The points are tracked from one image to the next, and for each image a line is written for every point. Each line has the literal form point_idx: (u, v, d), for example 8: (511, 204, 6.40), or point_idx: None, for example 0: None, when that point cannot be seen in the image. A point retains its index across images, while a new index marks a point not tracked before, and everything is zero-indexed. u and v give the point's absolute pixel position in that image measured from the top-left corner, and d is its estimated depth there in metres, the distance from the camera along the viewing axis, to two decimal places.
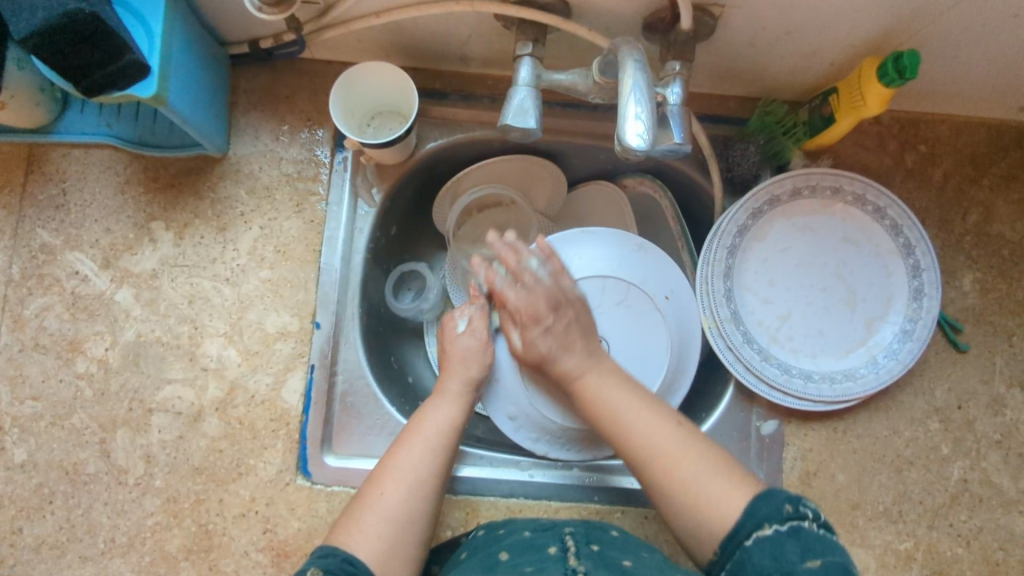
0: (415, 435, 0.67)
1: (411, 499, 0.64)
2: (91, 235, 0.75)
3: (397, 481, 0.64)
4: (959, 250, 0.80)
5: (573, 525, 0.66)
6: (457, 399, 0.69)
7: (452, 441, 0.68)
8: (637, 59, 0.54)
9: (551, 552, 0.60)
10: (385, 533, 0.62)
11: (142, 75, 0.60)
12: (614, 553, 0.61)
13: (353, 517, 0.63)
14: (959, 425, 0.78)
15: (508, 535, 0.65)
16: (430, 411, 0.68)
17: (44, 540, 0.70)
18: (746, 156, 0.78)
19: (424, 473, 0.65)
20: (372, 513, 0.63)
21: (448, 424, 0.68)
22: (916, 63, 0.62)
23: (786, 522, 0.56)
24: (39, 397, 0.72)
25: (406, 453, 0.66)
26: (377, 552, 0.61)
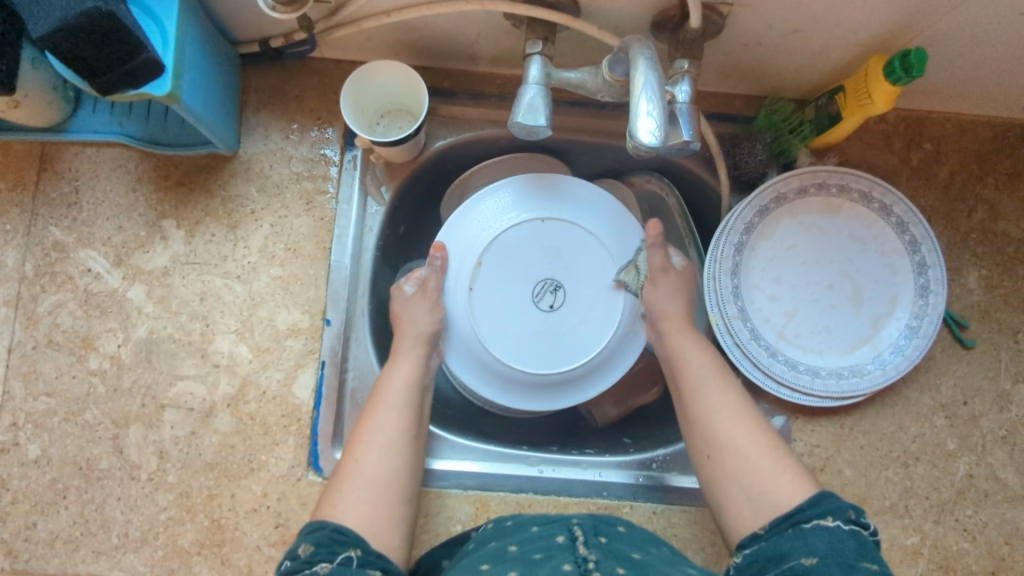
0: (381, 405, 0.68)
1: (386, 461, 0.65)
2: (103, 232, 0.76)
3: (368, 444, 0.66)
4: (965, 247, 0.81)
5: (580, 517, 0.66)
6: (414, 361, 0.71)
7: (415, 402, 0.69)
8: (648, 57, 0.55)
9: (559, 541, 0.61)
10: (369, 497, 0.63)
11: (155, 73, 0.60)
12: (621, 545, 0.62)
13: (336, 488, 0.63)
14: (965, 421, 0.78)
15: (516, 529, 0.66)
16: (390, 376, 0.70)
17: (58, 534, 0.71)
18: (753, 153, 0.78)
19: (392, 436, 0.66)
20: (352, 481, 0.63)
21: (406, 381, 0.70)
22: (924, 60, 0.63)
23: (848, 524, 0.56)
24: (53, 393, 0.73)
25: (374, 420, 0.67)
26: (359, 516, 0.61)
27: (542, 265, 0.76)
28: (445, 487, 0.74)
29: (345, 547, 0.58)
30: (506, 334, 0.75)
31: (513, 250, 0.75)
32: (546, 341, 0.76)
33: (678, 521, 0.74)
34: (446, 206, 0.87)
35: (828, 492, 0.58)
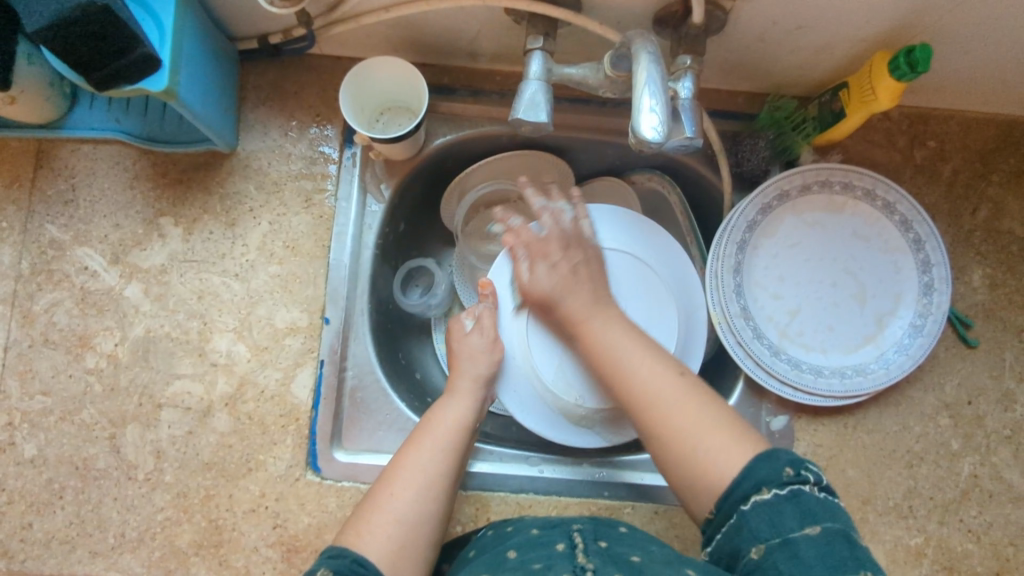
0: (424, 441, 0.67)
1: (418, 501, 0.64)
2: (100, 230, 0.75)
3: (406, 482, 0.64)
4: (969, 246, 0.80)
5: (581, 522, 0.65)
6: (468, 405, 0.70)
7: (463, 444, 0.68)
8: (650, 51, 0.54)
9: (558, 548, 0.60)
10: (395, 534, 0.62)
11: (152, 68, 0.60)
12: (621, 549, 0.61)
13: (362, 518, 0.63)
14: (969, 421, 0.78)
15: (516, 532, 0.66)
16: (440, 414, 0.69)
17: (54, 535, 0.70)
18: (756, 150, 0.78)
19: (433, 475, 0.65)
20: (382, 514, 0.63)
21: (456, 423, 0.68)
22: (929, 56, 0.62)
23: (784, 488, 0.56)
24: (49, 392, 0.72)
25: (416, 458, 0.66)
26: (385, 554, 0.61)
27: None
28: None
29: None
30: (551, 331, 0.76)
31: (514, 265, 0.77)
32: None
33: (680, 522, 0.74)
34: (446, 205, 0.87)
35: (774, 451, 0.59)
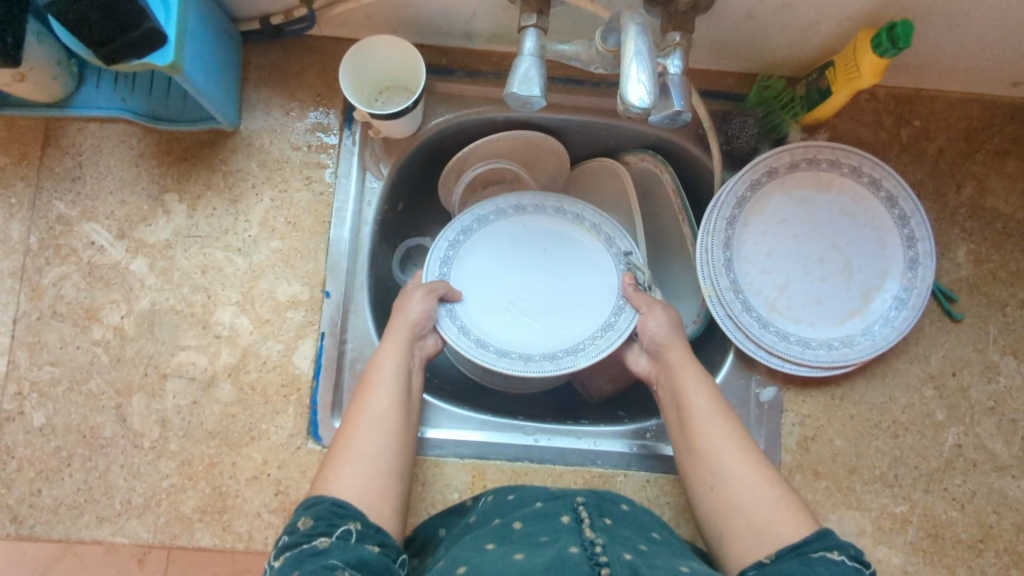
0: (371, 388, 0.69)
1: (378, 440, 0.66)
2: (107, 207, 0.77)
3: (362, 423, 0.66)
4: (954, 222, 0.82)
5: (584, 495, 0.67)
6: (399, 346, 0.72)
7: (405, 384, 0.70)
8: (638, 23, 0.55)
9: (564, 521, 0.62)
10: (361, 471, 0.63)
11: (159, 44, 0.62)
12: (624, 531, 0.63)
13: (331, 464, 0.64)
14: (954, 392, 0.80)
15: (520, 504, 0.68)
16: (380, 362, 0.70)
17: (63, 501, 0.72)
18: (745, 127, 0.79)
19: (384, 410, 0.67)
20: (345, 457, 0.64)
21: (397, 369, 0.70)
22: (910, 33, 0.64)
23: (852, 560, 0.58)
24: (57, 362, 0.74)
25: (365, 402, 0.68)
26: (355, 490, 0.62)
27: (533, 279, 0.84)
28: (441, 456, 0.76)
29: (344, 520, 0.59)
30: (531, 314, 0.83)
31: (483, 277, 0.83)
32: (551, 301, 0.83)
33: (671, 490, 0.76)
34: (444, 184, 0.89)
35: (823, 531, 0.60)
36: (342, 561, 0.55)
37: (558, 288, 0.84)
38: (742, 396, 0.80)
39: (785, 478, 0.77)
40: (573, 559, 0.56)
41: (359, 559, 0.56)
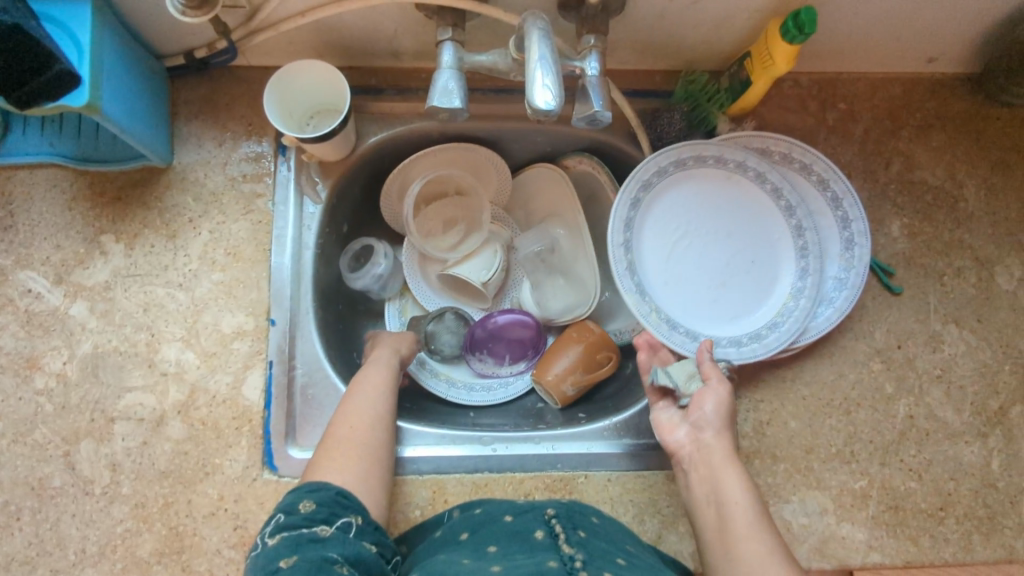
0: (359, 392, 0.74)
1: (373, 434, 0.71)
2: (42, 253, 0.76)
3: (355, 421, 0.71)
4: (886, 198, 0.84)
5: (554, 507, 0.68)
6: (387, 361, 0.78)
7: (393, 388, 0.76)
8: (541, 28, 0.56)
9: (539, 538, 0.63)
10: (360, 461, 0.68)
11: (71, 86, 0.61)
12: (600, 541, 0.64)
13: (326, 460, 0.68)
14: (901, 364, 0.81)
15: (489, 521, 0.68)
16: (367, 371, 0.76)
17: (14, 557, 0.71)
18: (673, 123, 0.81)
19: (379, 413, 0.73)
20: (343, 452, 0.68)
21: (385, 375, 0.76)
22: (814, 18, 0.66)
23: None
24: (0, 415, 0.73)
25: (354, 402, 0.72)
26: (352, 480, 0.67)
27: (683, 242, 0.83)
28: (400, 474, 0.75)
29: (347, 512, 0.63)
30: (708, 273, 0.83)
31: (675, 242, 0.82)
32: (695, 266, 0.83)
33: (632, 487, 0.76)
34: (386, 204, 0.89)
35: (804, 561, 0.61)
36: (341, 554, 0.58)
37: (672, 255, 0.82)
38: None
39: (744, 464, 0.78)
40: (553, 572, 0.57)
41: (356, 555, 0.59)
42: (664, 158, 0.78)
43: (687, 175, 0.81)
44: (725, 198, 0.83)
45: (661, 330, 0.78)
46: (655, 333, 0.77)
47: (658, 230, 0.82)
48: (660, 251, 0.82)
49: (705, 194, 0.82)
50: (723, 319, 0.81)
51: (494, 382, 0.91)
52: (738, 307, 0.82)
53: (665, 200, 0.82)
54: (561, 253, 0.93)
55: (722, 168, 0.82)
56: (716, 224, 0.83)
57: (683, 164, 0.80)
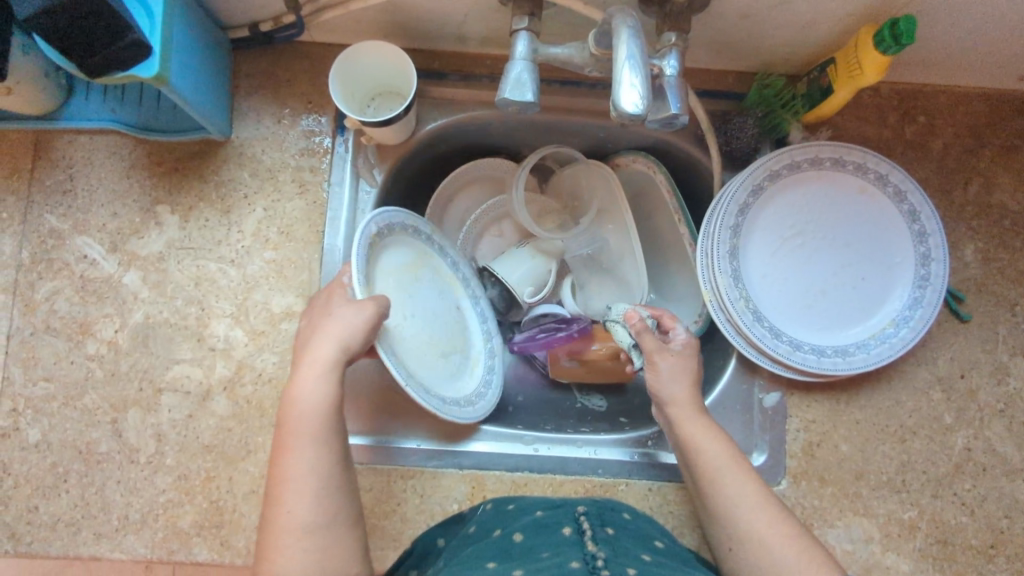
0: (295, 437, 0.61)
1: (317, 501, 0.59)
2: (98, 219, 0.76)
3: (295, 488, 0.59)
4: (961, 220, 0.80)
5: (585, 505, 0.67)
6: (316, 380, 0.62)
7: (332, 423, 0.62)
8: (631, 26, 0.54)
9: (566, 534, 0.61)
10: (310, 544, 0.58)
11: (142, 55, 0.61)
12: (626, 541, 0.62)
13: (269, 547, 0.58)
14: (963, 395, 0.78)
15: (520, 514, 0.67)
16: (296, 402, 0.62)
17: (60, 517, 0.72)
18: (745, 128, 0.77)
19: (320, 465, 0.60)
20: (286, 535, 0.58)
21: (320, 404, 0.62)
22: (913, 29, 0.62)
23: None
24: (52, 378, 0.74)
25: (291, 456, 0.60)
26: (312, 561, 0.58)
27: (824, 248, 0.79)
28: (440, 467, 0.75)
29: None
30: (801, 281, 0.79)
31: (776, 243, 0.79)
32: (842, 272, 0.79)
33: (674, 499, 0.75)
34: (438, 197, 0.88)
35: None
36: None
37: (820, 258, 0.79)
38: (746, 402, 0.78)
39: (790, 485, 0.76)
40: (574, 572, 0.55)
41: None
42: (794, 153, 0.76)
43: (792, 181, 0.78)
44: (849, 207, 0.78)
45: (745, 319, 0.75)
46: (737, 319, 0.75)
47: (773, 224, 0.78)
48: (769, 247, 0.79)
49: (801, 200, 0.78)
50: (816, 330, 0.77)
51: (450, 398, 0.75)
52: (829, 319, 0.78)
53: (787, 195, 0.78)
54: (607, 254, 0.90)
55: (805, 178, 0.78)
56: (831, 231, 0.79)
57: (759, 187, 0.77)
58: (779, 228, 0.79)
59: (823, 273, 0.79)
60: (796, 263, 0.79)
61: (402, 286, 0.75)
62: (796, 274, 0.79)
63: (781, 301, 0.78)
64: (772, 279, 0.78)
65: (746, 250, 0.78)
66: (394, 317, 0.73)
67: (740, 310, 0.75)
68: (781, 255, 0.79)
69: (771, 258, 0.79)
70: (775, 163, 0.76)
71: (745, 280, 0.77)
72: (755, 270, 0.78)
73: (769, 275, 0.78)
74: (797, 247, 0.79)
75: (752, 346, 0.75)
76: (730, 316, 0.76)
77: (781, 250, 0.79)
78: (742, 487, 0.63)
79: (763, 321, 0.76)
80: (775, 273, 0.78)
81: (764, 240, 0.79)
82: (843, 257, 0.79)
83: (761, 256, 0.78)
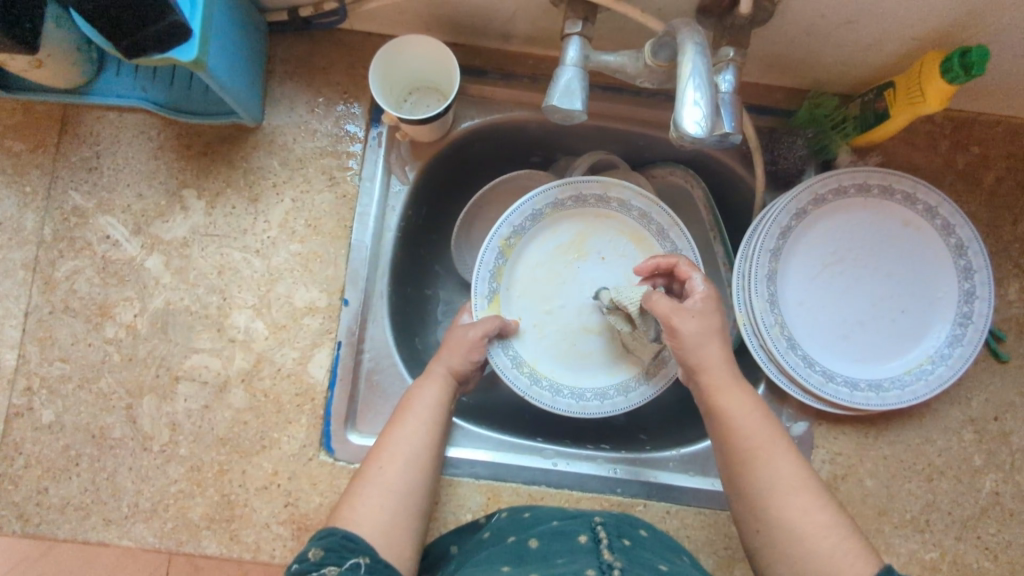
0: (405, 415, 0.67)
1: (407, 472, 0.63)
2: (124, 200, 0.75)
3: (394, 451, 0.64)
4: (1007, 258, 0.78)
5: (602, 515, 0.64)
6: (443, 381, 0.69)
7: (441, 421, 0.67)
8: (697, 43, 0.52)
9: (581, 542, 0.59)
10: (388, 505, 0.61)
11: (181, 37, 0.58)
12: (645, 553, 0.60)
13: (354, 492, 0.62)
14: (994, 437, 0.76)
15: (536, 522, 0.65)
16: (419, 390, 0.68)
17: (69, 501, 0.71)
18: (793, 148, 0.75)
19: (417, 449, 0.65)
20: (372, 487, 0.62)
21: (436, 399, 0.68)
22: (985, 60, 0.59)
23: None
24: (68, 359, 0.73)
25: (399, 428, 0.66)
26: (379, 527, 0.60)
27: (865, 278, 0.77)
28: (456, 475, 0.73)
29: (354, 554, 0.57)
30: (839, 310, 0.76)
31: (816, 269, 0.76)
32: (881, 304, 0.76)
33: (691, 523, 0.73)
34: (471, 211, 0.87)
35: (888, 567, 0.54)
36: None
37: (860, 288, 0.77)
38: None
39: None
40: None
41: None
42: (841, 178, 0.73)
43: (838, 206, 0.75)
44: (894, 238, 0.76)
45: (778, 347, 0.73)
46: (771, 346, 0.73)
47: (814, 250, 0.76)
48: (809, 272, 0.76)
49: (846, 226, 0.76)
50: (850, 362, 0.75)
51: (586, 392, 0.76)
52: (864, 351, 0.75)
53: (831, 220, 0.76)
54: None
55: (851, 204, 0.75)
56: (873, 261, 0.76)
57: (803, 211, 0.74)
58: (821, 253, 0.76)
59: (862, 304, 0.76)
60: (835, 290, 0.77)
61: (555, 273, 0.79)
62: (833, 302, 0.76)
63: (817, 329, 0.76)
64: (809, 306, 0.76)
65: (784, 275, 0.75)
66: (533, 311, 0.79)
67: (774, 337, 0.73)
68: (820, 281, 0.76)
69: (809, 284, 0.76)
70: (821, 187, 0.74)
71: (781, 305, 0.75)
72: (792, 294, 0.76)
73: (806, 301, 0.76)
74: (838, 274, 0.77)
75: (784, 374, 0.74)
76: (763, 342, 0.74)
77: (820, 276, 0.76)
78: (778, 469, 0.58)
79: (797, 349, 0.74)
80: (813, 300, 0.76)
81: (805, 265, 0.76)
82: (884, 289, 0.76)
83: (800, 281, 0.76)
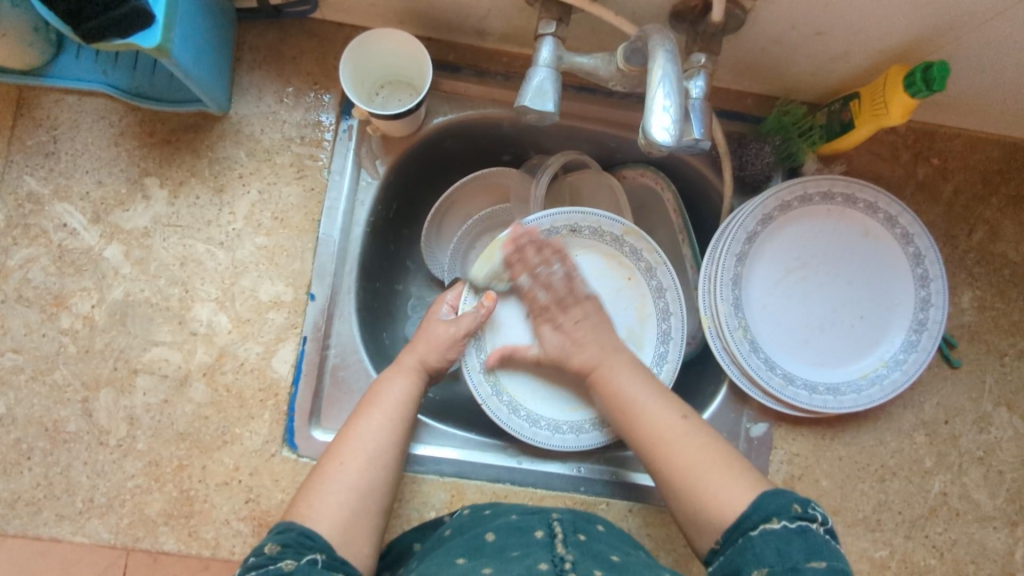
0: (371, 410, 0.66)
1: (372, 470, 0.63)
2: (82, 186, 0.72)
3: (356, 448, 0.64)
4: (962, 267, 0.80)
5: (560, 511, 0.65)
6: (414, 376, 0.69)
7: (408, 418, 0.67)
8: (667, 49, 0.52)
9: (538, 537, 0.59)
10: (349, 502, 0.61)
11: (143, 23, 0.57)
12: (598, 546, 0.60)
13: (314, 488, 0.62)
14: (944, 440, 0.79)
15: (495, 517, 0.65)
16: (389, 386, 0.68)
17: (20, 495, 0.69)
18: (761, 155, 0.76)
19: (381, 446, 0.64)
20: (332, 483, 0.62)
21: (404, 396, 0.68)
22: (945, 75, 0.61)
23: (795, 522, 0.55)
24: (21, 349, 0.70)
25: (364, 421, 0.65)
26: (338, 523, 0.60)
27: (826, 284, 0.78)
28: (421, 472, 0.73)
29: (311, 550, 0.57)
30: (799, 315, 0.78)
31: (779, 273, 0.78)
32: (840, 310, 0.78)
33: (652, 521, 0.74)
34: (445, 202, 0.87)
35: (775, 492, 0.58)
36: None
37: (821, 293, 0.78)
38: (733, 429, 0.78)
39: None
40: None
41: None
42: (806, 185, 0.75)
43: (802, 213, 0.77)
44: (853, 247, 0.78)
45: (741, 349, 0.74)
46: (734, 348, 0.74)
47: (777, 256, 0.78)
48: (772, 278, 0.78)
49: (808, 233, 0.77)
50: (808, 365, 0.77)
51: (541, 420, 0.76)
52: (821, 356, 0.77)
53: (794, 225, 0.77)
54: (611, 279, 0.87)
55: (814, 212, 0.77)
56: (835, 268, 0.78)
57: (768, 217, 0.76)
58: (784, 259, 0.78)
59: (822, 309, 0.78)
60: (796, 295, 0.78)
61: None
62: (794, 307, 0.78)
63: (777, 332, 0.77)
64: (771, 310, 0.78)
65: (748, 279, 0.77)
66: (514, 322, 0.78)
67: (738, 340, 0.74)
68: (782, 286, 0.78)
69: (771, 289, 0.78)
70: (786, 194, 0.75)
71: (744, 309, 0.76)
72: (755, 299, 0.77)
73: (768, 306, 0.78)
74: (800, 280, 0.78)
75: (745, 375, 0.75)
76: (726, 344, 0.75)
77: (783, 281, 0.78)
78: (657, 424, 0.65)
79: (759, 351, 0.76)
80: (774, 304, 0.78)
81: (768, 270, 0.78)
82: (843, 295, 0.78)
83: (763, 285, 0.78)
